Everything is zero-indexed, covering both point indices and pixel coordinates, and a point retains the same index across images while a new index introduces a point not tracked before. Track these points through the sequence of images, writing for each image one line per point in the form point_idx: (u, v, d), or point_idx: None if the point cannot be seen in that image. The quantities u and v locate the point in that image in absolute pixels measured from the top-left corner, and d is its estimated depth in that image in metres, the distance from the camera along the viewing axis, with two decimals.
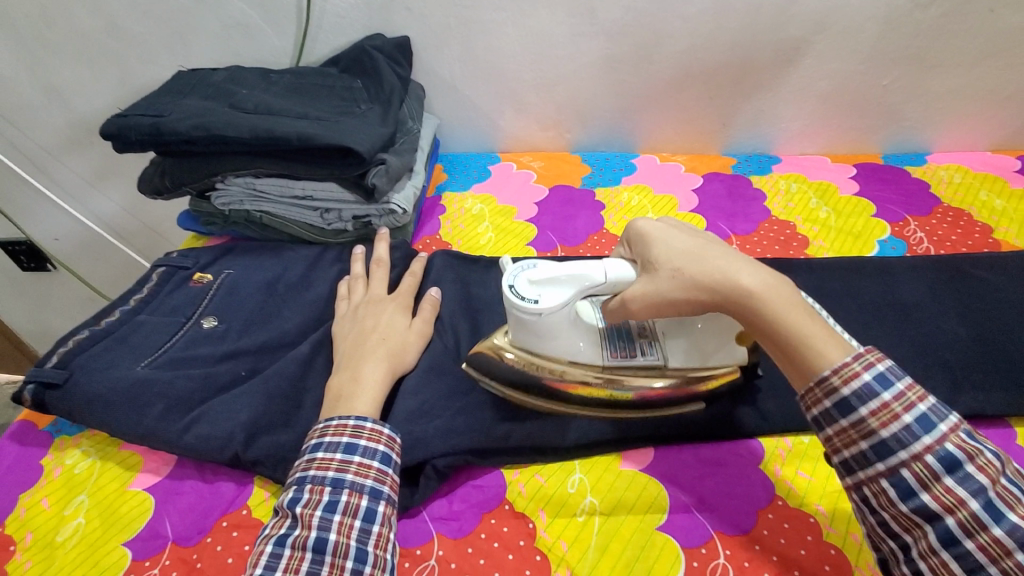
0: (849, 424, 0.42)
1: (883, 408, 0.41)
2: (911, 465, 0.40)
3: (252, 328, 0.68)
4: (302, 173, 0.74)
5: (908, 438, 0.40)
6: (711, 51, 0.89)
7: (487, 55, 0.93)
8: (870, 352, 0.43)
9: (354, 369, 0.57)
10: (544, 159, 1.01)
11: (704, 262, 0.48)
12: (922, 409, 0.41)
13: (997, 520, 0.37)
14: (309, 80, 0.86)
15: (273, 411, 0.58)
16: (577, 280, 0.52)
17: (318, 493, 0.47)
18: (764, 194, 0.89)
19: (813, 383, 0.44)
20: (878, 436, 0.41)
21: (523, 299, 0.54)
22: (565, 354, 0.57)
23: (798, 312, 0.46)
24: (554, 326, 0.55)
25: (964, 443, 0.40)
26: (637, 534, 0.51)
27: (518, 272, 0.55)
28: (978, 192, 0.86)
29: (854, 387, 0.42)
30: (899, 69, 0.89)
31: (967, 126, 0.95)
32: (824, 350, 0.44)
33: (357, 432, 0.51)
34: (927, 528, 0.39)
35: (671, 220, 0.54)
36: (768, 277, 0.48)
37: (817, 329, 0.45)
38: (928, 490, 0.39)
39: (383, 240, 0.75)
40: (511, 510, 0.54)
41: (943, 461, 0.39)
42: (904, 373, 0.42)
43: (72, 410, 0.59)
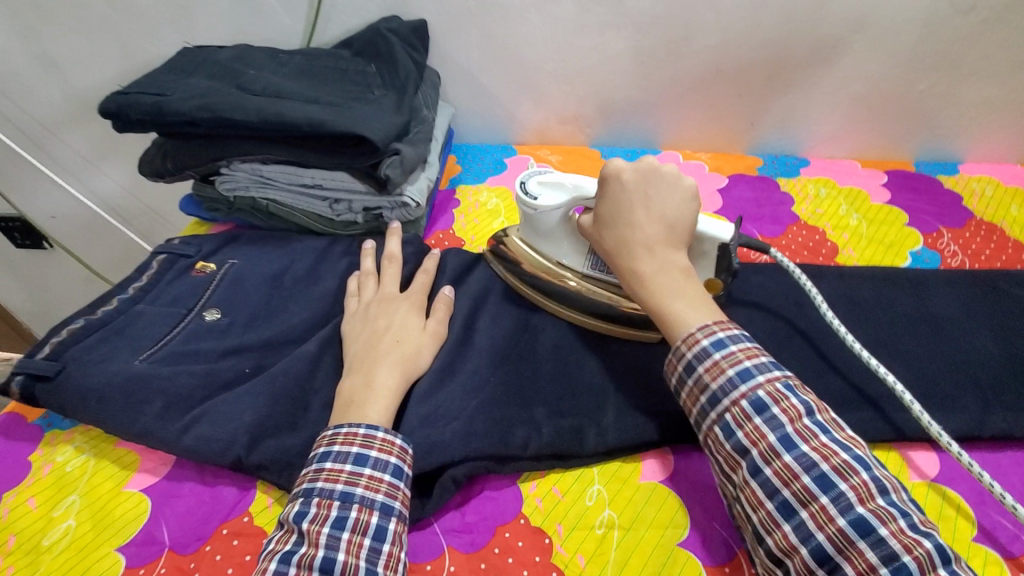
0: (693, 382, 0.49)
1: (714, 365, 0.48)
2: (731, 409, 0.46)
3: (257, 323, 0.65)
4: (312, 161, 0.70)
5: (730, 387, 0.47)
6: (741, 47, 0.85)
7: (506, 43, 0.90)
8: (714, 322, 0.50)
9: (367, 374, 0.54)
10: (563, 153, 0.97)
11: (619, 230, 0.56)
12: (746, 364, 0.47)
13: (788, 449, 0.43)
14: (321, 62, 0.82)
15: (278, 413, 0.55)
16: (574, 191, 0.62)
17: (326, 508, 0.44)
18: (792, 198, 0.86)
19: (681, 367, 0.50)
20: (709, 388, 0.48)
21: (527, 194, 0.65)
22: (553, 254, 0.67)
23: (670, 295, 0.52)
24: (546, 223, 0.65)
25: (776, 391, 0.46)
26: (659, 549, 0.50)
27: (531, 177, 0.66)
28: (1010, 206, 0.83)
29: (694, 350, 0.49)
30: (936, 74, 0.86)
31: (1002, 135, 0.92)
32: (680, 317, 0.51)
33: (368, 442, 0.48)
34: (742, 464, 0.45)
35: (645, 165, 0.57)
36: (660, 261, 0.54)
37: (683, 307, 0.51)
38: (741, 428, 0.45)
39: (395, 234, 0.72)
40: (528, 525, 0.52)
41: (753, 406, 0.45)
42: (741, 338, 0.49)
43: (65, 405, 0.56)
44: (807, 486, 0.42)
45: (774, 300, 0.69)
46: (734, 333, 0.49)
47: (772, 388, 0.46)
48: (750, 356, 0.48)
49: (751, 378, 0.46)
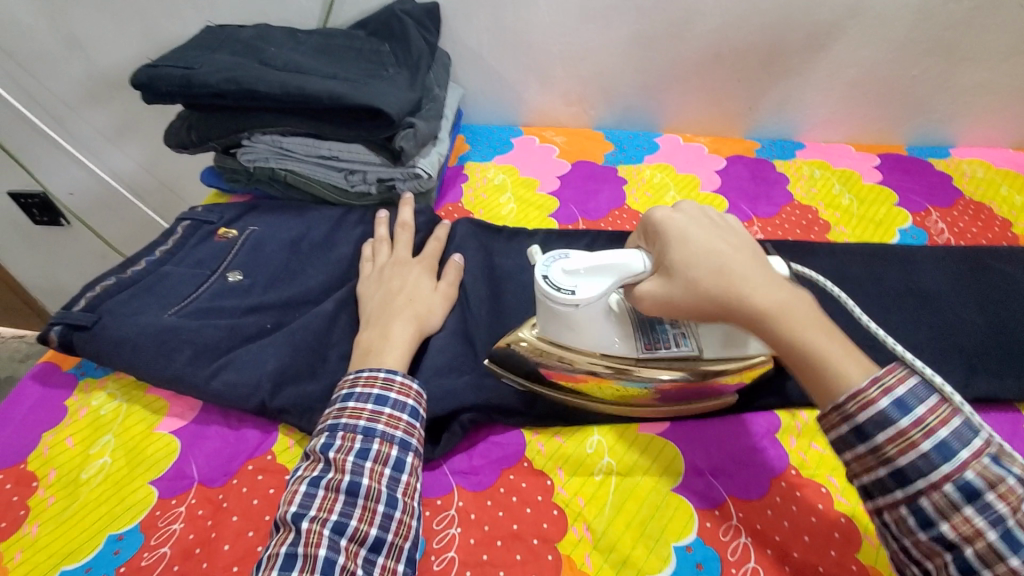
0: (867, 451, 0.40)
1: (901, 436, 0.39)
2: (930, 494, 0.38)
3: (277, 284, 0.69)
4: (330, 133, 0.74)
5: (927, 466, 0.38)
6: (742, 32, 0.88)
7: (515, 26, 0.93)
8: (889, 373, 0.41)
9: (383, 328, 0.58)
10: (567, 135, 1.01)
11: (722, 271, 0.46)
12: (942, 435, 0.38)
13: (1014, 549, 0.35)
14: (337, 41, 0.86)
15: (298, 363, 0.59)
16: (618, 271, 0.51)
17: (350, 440, 0.48)
18: (787, 178, 0.89)
19: (848, 431, 0.41)
20: (895, 463, 0.39)
21: (559, 290, 0.52)
22: (595, 348, 0.56)
23: (816, 331, 0.44)
24: (588, 320, 0.54)
25: (986, 470, 0.37)
26: (654, 494, 0.53)
27: (551, 262, 0.53)
28: (999, 187, 0.86)
29: (868, 414, 0.40)
30: (930, 60, 0.89)
31: (994, 121, 0.95)
32: (840, 369, 0.42)
33: (387, 385, 0.52)
34: (947, 557, 0.37)
35: (690, 208, 0.52)
36: (780, 293, 0.46)
37: (832, 348, 0.43)
38: (945, 519, 0.37)
39: (407, 204, 0.75)
40: (530, 467, 0.55)
41: (961, 491, 0.37)
42: (928, 393, 0.40)
43: (100, 352, 0.60)
44: None
45: None
46: (915, 387, 0.40)
47: (907, 387, 0.40)
48: (939, 416, 0.39)
49: (880, 377, 0.41)
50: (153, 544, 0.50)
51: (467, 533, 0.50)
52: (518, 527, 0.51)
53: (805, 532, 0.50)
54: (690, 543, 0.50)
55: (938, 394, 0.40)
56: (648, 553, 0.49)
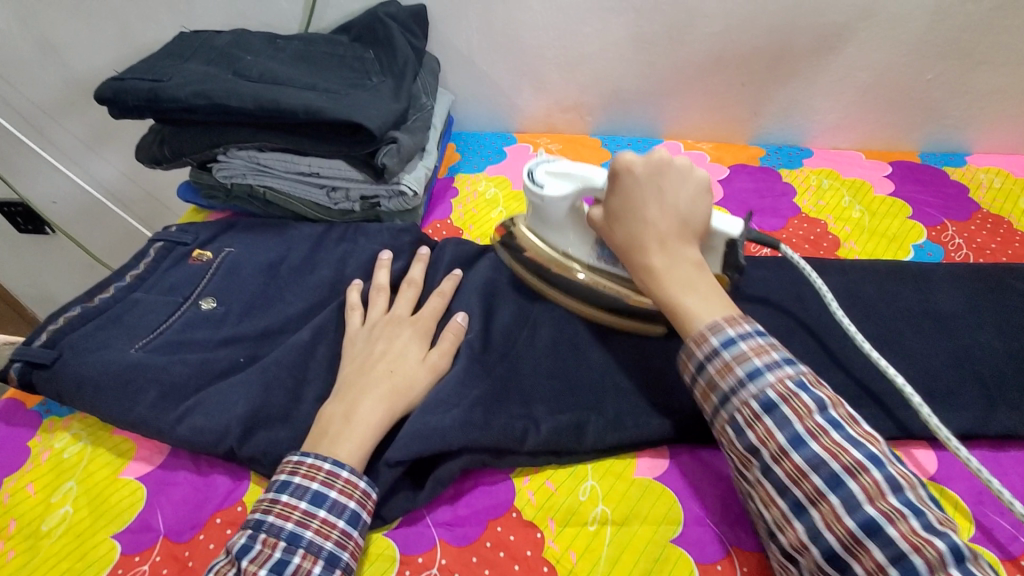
0: (711, 387, 0.47)
1: (731, 374, 0.46)
2: (753, 426, 0.44)
3: (252, 313, 0.65)
4: (309, 149, 0.69)
5: (752, 402, 0.44)
6: (746, 34, 0.84)
7: (507, 29, 0.88)
8: (730, 322, 0.48)
9: (350, 406, 0.52)
10: (563, 142, 0.96)
11: (630, 221, 0.54)
12: (768, 377, 0.44)
13: (835, 489, 0.39)
14: (318, 48, 0.81)
15: (271, 403, 0.55)
16: (581, 181, 0.60)
17: (270, 547, 0.44)
18: (794, 189, 0.84)
19: (693, 367, 0.48)
20: (728, 398, 0.46)
21: (534, 182, 0.62)
22: (559, 245, 0.65)
23: (680, 288, 0.50)
24: (554, 214, 0.62)
25: (802, 408, 0.43)
26: (651, 547, 0.49)
27: (540, 163, 0.63)
28: (1020, 198, 0.81)
29: (706, 352, 0.47)
30: (946, 62, 0.84)
31: (1013, 126, 0.90)
32: (693, 312, 0.49)
33: (330, 481, 0.47)
34: (780, 500, 0.41)
35: (654, 155, 0.55)
36: (672, 254, 0.52)
37: (694, 303, 0.50)
38: (779, 465, 0.42)
39: (419, 260, 0.68)
40: (520, 518, 0.51)
41: (779, 427, 0.42)
42: (763, 344, 0.46)
43: (62, 392, 0.57)
44: (855, 532, 0.38)
45: (775, 293, 0.68)
46: (751, 337, 0.47)
47: (769, 367, 0.45)
48: (772, 364, 0.45)
49: (760, 377, 0.45)
50: None
51: None
52: None
53: None
54: None
55: (772, 346, 0.46)
56: None
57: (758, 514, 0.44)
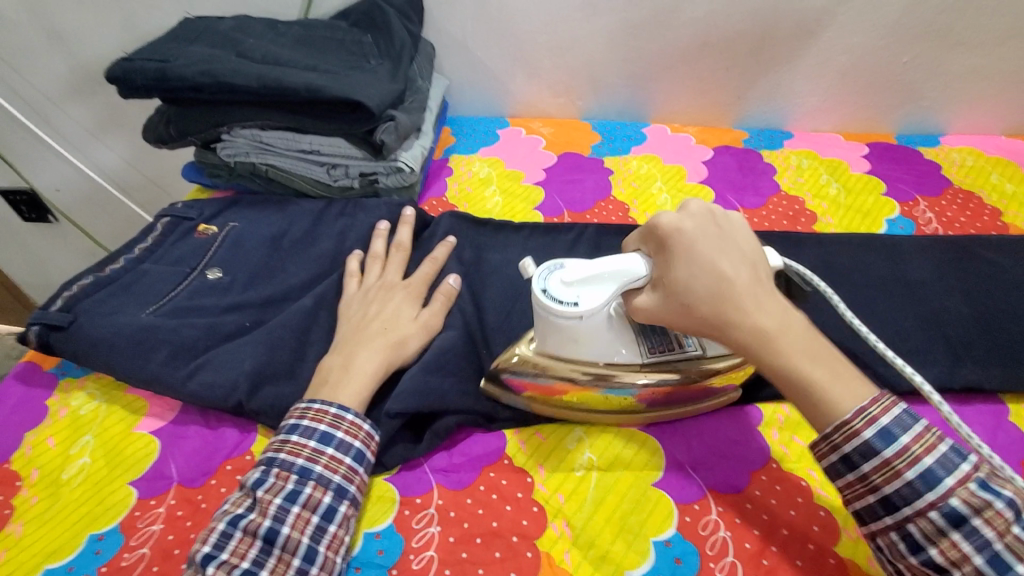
0: (855, 478, 0.41)
1: (885, 466, 0.40)
2: (916, 521, 0.39)
3: (257, 281, 0.68)
4: (310, 126, 0.73)
5: (912, 494, 0.39)
6: (728, 20, 0.87)
7: (500, 15, 0.91)
8: (874, 403, 0.41)
9: (347, 357, 0.56)
10: (554, 126, 0.99)
11: (713, 285, 0.44)
12: (926, 462, 0.39)
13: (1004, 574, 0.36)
14: (318, 32, 0.84)
15: (276, 362, 0.59)
16: (619, 278, 0.49)
17: (283, 480, 0.47)
18: (775, 168, 0.88)
19: (835, 458, 0.42)
20: (882, 491, 0.40)
21: (561, 302, 0.50)
22: (602, 357, 0.53)
23: (804, 357, 0.42)
24: (588, 332, 0.52)
25: (972, 496, 0.38)
26: (634, 488, 0.53)
27: (549, 274, 0.52)
28: (989, 175, 0.85)
29: (855, 444, 0.41)
30: (920, 46, 0.88)
31: (985, 108, 0.94)
32: (826, 391, 0.42)
33: (336, 423, 0.51)
34: None
35: (696, 210, 0.48)
36: (774, 312, 0.44)
37: (823, 375, 0.42)
38: (934, 545, 0.38)
39: (405, 223, 0.72)
40: (511, 465, 0.55)
41: (949, 518, 0.38)
42: (910, 422, 0.40)
43: (77, 353, 0.60)
44: None
45: None
46: (898, 415, 0.41)
47: (930, 454, 0.39)
48: (927, 447, 0.40)
49: (813, 330, 0.45)
50: (133, 544, 0.50)
51: (447, 531, 0.50)
52: (497, 525, 0.51)
53: (784, 526, 0.50)
54: (668, 537, 0.50)
55: (918, 420, 0.41)
56: (626, 547, 0.49)
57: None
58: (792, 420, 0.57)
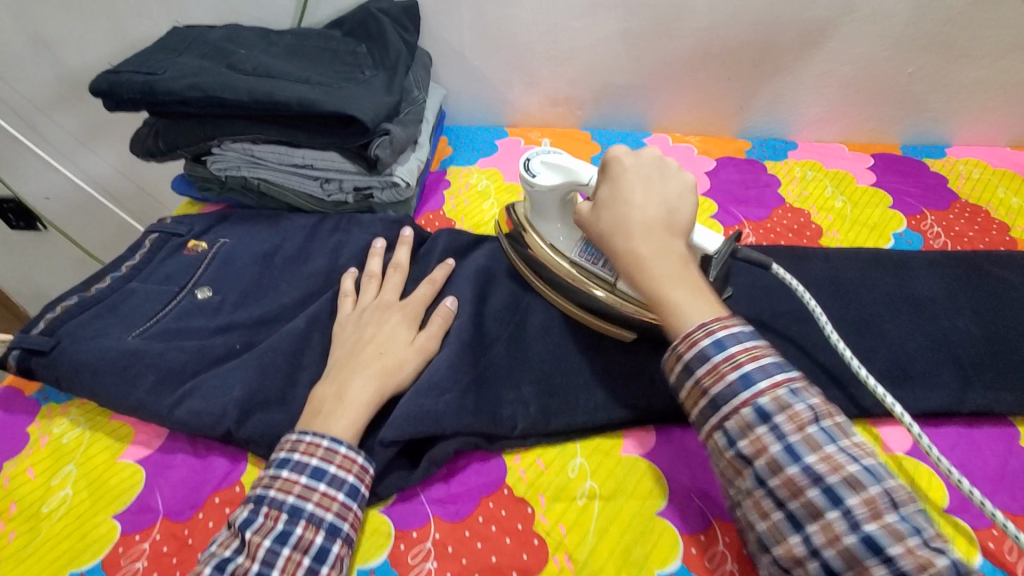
0: (712, 414, 0.44)
1: (734, 397, 0.43)
2: (761, 456, 0.41)
3: (248, 301, 0.66)
4: (303, 140, 0.71)
5: (755, 426, 0.42)
6: (731, 29, 0.85)
7: (497, 23, 0.89)
8: (727, 330, 0.45)
9: (342, 385, 0.54)
10: (553, 136, 0.97)
11: (618, 209, 0.52)
12: (771, 400, 0.42)
13: (835, 505, 0.39)
14: (311, 42, 0.82)
15: (267, 387, 0.56)
16: (567, 175, 0.60)
17: (272, 519, 0.45)
18: (779, 180, 0.87)
19: (692, 386, 0.45)
20: (729, 425, 0.43)
21: (529, 171, 0.62)
22: (547, 237, 0.64)
23: (667, 280, 0.48)
24: (543, 203, 0.63)
25: (811, 436, 0.41)
26: (637, 518, 0.51)
27: (539, 153, 0.63)
28: (996, 189, 0.84)
29: (707, 374, 0.44)
30: (925, 56, 0.86)
31: (991, 118, 0.92)
32: (679, 304, 0.47)
33: (328, 456, 0.49)
34: (775, 511, 0.41)
35: (647, 153, 0.56)
36: (657, 243, 0.50)
37: (678, 294, 0.47)
38: (775, 479, 0.41)
39: (405, 243, 0.70)
40: (511, 495, 0.53)
41: (787, 453, 0.40)
42: (768, 367, 0.43)
43: (60, 378, 0.58)
44: (854, 550, 0.38)
45: (761, 280, 0.69)
46: (761, 362, 0.43)
47: (775, 392, 0.42)
48: (775, 388, 0.42)
49: (756, 386, 0.42)
50: None
51: (444, 567, 0.48)
52: (496, 560, 0.49)
53: None
54: (674, 571, 0.48)
55: (778, 368, 0.43)
56: None
57: (748, 525, 0.43)
58: None
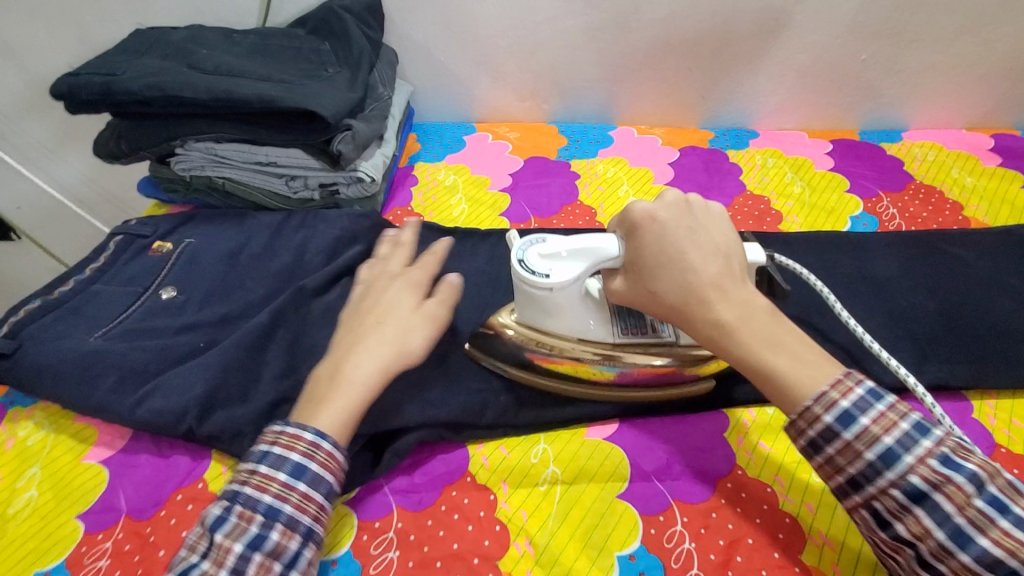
0: (822, 460, 0.42)
1: (846, 447, 0.40)
2: (879, 498, 0.40)
3: (212, 300, 0.66)
4: (265, 138, 0.71)
5: (873, 473, 0.40)
6: (690, 20, 0.87)
7: (461, 19, 0.90)
8: (834, 385, 0.42)
9: (341, 362, 0.52)
10: (521, 131, 0.98)
11: (675, 274, 0.47)
12: (887, 442, 0.39)
13: (965, 547, 0.37)
14: (274, 41, 0.83)
15: (229, 384, 0.57)
16: (592, 257, 0.52)
17: (246, 520, 0.44)
18: (740, 168, 0.88)
19: (802, 442, 0.43)
20: (846, 472, 0.41)
21: (534, 273, 0.54)
22: (573, 331, 0.57)
23: (767, 347, 0.44)
24: (564, 302, 0.55)
25: (932, 474, 0.38)
26: (598, 502, 0.52)
27: (528, 247, 0.55)
28: (950, 170, 0.86)
29: (817, 428, 0.41)
30: (879, 43, 0.88)
31: (945, 102, 0.95)
32: (789, 375, 0.43)
33: (309, 453, 0.47)
34: (908, 553, 0.39)
35: (670, 200, 0.50)
36: (739, 303, 0.45)
37: (779, 361, 0.43)
38: (900, 521, 0.39)
39: (404, 225, 0.68)
40: (473, 483, 0.54)
41: (909, 496, 0.38)
42: (874, 403, 0.40)
43: (23, 380, 0.58)
44: None
45: None
46: (860, 395, 0.41)
47: (889, 433, 0.40)
48: (888, 427, 0.40)
49: (828, 395, 0.41)
50: None
51: (406, 556, 0.49)
52: (458, 546, 0.50)
53: (748, 535, 0.49)
54: (632, 551, 0.49)
55: (883, 399, 0.41)
56: (589, 564, 0.48)
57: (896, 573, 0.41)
58: (758, 425, 0.56)
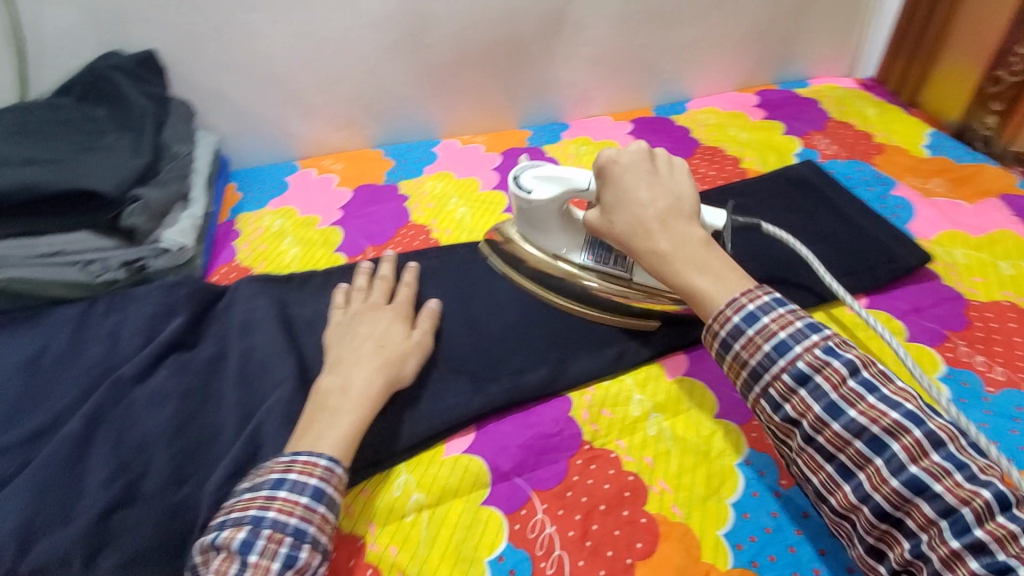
0: (731, 359, 0.49)
1: (749, 341, 0.48)
2: (774, 385, 0.46)
3: (17, 420, 0.59)
4: (46, 225, 0.67)
5: (770, 361, 0.47)
6: (480, 30, 0.92)
7: (252, 59, 0.87)
8: (743, 295, 0.49)
9: (346, 378, 0.55)
10: (346, 160, 0.97)
11: (628, 211, 0.56)
12: (781, 335, 0.47)
13: (836, 418, 0.44)
14: (35, 115, 0.74)
15: (47, 508, 0.51)
16: (567, 184, 0.62)
17: (276, 542, 0.45)
18: (556, 160, 0.94)
19: (717, 346, 0.50)
20: (750, 364, 0.48)
21: (520, 189, 0.64)
22: (552, 247, 0.68)
23: (695, 270, 0.52)
24: (542, 218, 0.65)
25: (817, 359, 0.45)
26: (465, 512, 0.54)
27: (525, 168, 0.65)
28: (728, 130, 0.99)
29: (727, 329, 0.49)
30: (648, 28, 0.99)
31: (717, 70, 1.08)
32: (706, 290, 0.51)
33: (326, 474, 0.49)
34: (795, 432, 0.46)
35: (633, 150, 0.59)
36: (676, 235, 0.54)
37: (704, 280, 0.52)
38: (787, 402, 0.46)
39: (389, 261, 0.70)
40: (340, 534, 0.53)
41: (795, 378, 0.45)
42: (773, 306, 0.48)
43: None
44: (862, 451, 0.43)
45: None
46: (764, 302, 0.48)
47: (785, 329, 0.47)
48: (785, 325, 0.47)
49: (789, 351, 0.46)
50: None
51: None
52: None
53: (600, 501, 0.54)
54: (502, 551, 0.51)
55: (784, 305, 0.48)
56: None
57: (804, 478, 0.47)
58: (599, 396, 0.62)
